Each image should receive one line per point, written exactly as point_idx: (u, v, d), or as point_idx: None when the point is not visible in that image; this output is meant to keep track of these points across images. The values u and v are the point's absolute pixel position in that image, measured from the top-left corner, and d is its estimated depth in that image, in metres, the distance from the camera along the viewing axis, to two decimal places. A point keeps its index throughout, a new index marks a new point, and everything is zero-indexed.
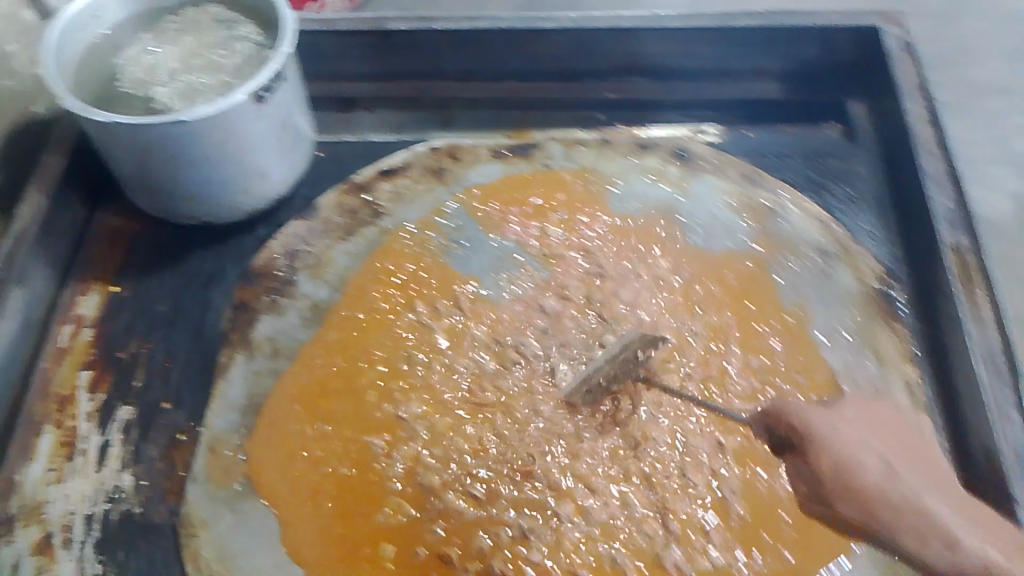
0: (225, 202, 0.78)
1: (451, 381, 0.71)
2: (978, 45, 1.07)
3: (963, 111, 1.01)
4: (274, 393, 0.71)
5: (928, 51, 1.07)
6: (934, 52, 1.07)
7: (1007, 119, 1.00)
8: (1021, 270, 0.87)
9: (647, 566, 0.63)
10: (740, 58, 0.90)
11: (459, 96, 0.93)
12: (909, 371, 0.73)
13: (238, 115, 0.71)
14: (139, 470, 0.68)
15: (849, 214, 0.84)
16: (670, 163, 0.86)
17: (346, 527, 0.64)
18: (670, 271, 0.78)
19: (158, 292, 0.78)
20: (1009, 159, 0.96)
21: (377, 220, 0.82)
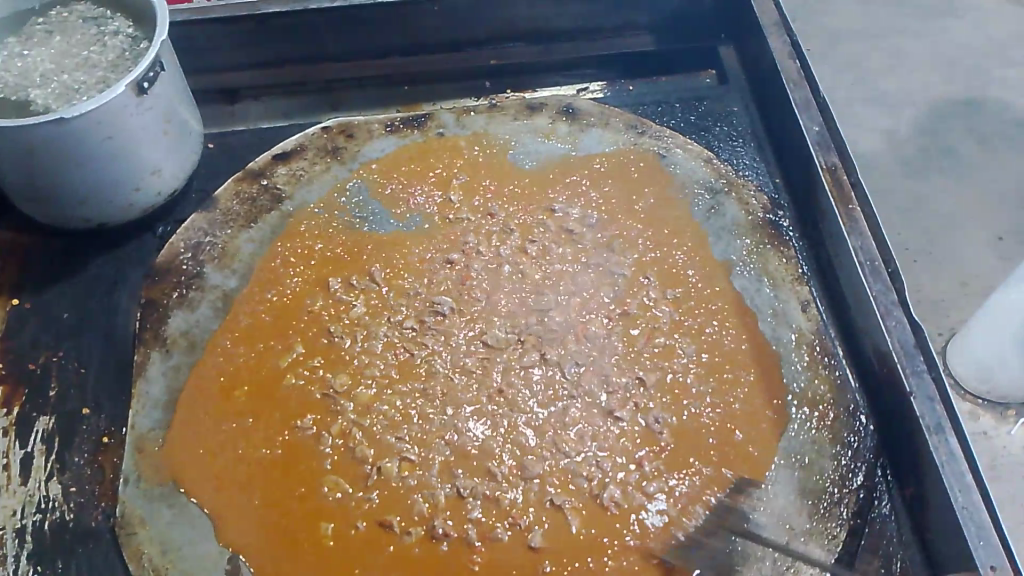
0: (120, 202, 0.77)
1: (370, 352, 0.72)
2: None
3: (828, 58, 1.14)
4: (193, 386, 0.71)
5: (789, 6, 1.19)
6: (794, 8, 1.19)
7: (866, 61, 1.13)
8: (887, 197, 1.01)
9: (585, 504, 0.65)
10: (612, 14, 0.94)
11: (345, 76, 0.94)
12: (802, 291, 0.77)
13: (120, 108, 0.70)
14: (66, 479, 0.67)
15: (730, 150, 0.89)
16: (558, 120, 0.89)
17: (284, 511, 0.65)
18: (571, 221, 0.81)
19: (62, 300, 0.77)
20: (869, 98, 1.10)
21: (278, 204, 0.82)
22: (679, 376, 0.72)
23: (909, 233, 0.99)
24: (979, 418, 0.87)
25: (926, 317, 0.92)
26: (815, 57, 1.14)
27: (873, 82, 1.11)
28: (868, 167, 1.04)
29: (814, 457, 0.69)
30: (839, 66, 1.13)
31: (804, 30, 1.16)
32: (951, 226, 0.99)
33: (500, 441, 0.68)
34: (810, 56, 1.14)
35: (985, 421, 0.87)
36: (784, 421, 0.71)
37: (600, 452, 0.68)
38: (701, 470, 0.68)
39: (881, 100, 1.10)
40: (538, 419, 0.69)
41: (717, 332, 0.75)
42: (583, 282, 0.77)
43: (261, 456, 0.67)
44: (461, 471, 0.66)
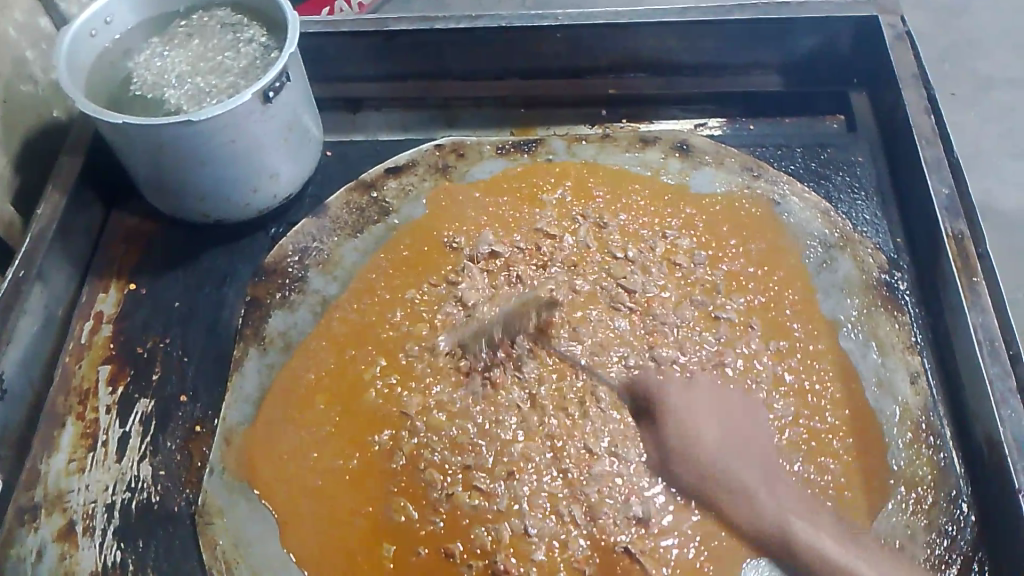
0: (237, 201, 0.80)
1: (452, 373, 0.73)
2: (979, 41, 1.12)
3: (968, 105, 1.06)
4: (282, 387, 0.73)
5: (933, 48, 1.13)
6: (937, 51, 1.12)
7: (1013, 114, 1.05)
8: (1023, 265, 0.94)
9: (649, 561, 0.64)
10: (737, 51, 0.92)
11: (463, 96, 0.96)
12: (912, 361, 0.73)
13: (245, 115, 0.73)
14: (157, 461, 0.71)
15: (850, 203, 0.84)
16: (671, 156, 0.87)
17: (347, 527, 0.66)
18: (672, 261, 0.79)
19: (174, 290, 0.81)
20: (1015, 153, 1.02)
21: (384, 217, 0.84)
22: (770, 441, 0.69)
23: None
24: None
25: None
26: (956, 105, 1.07)
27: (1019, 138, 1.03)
28: (1005, 228, 0.96)
29: (903, 541, 0.65)
30: (983, 116, 1.05)
31: (947, 75, 1.10)
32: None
33: (570, 479, 0.67)
34: (952, 104, 1.07)
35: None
36: (875, 501, 0.66)
37: (675, 511, 0.66)
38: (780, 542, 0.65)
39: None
40: (611, 465, 0.68)
41: (812, 394, 0.72)
42: (677, 327, 0.75)
43: (333, 466, 0.69)
44: (526, 502, 0.66)
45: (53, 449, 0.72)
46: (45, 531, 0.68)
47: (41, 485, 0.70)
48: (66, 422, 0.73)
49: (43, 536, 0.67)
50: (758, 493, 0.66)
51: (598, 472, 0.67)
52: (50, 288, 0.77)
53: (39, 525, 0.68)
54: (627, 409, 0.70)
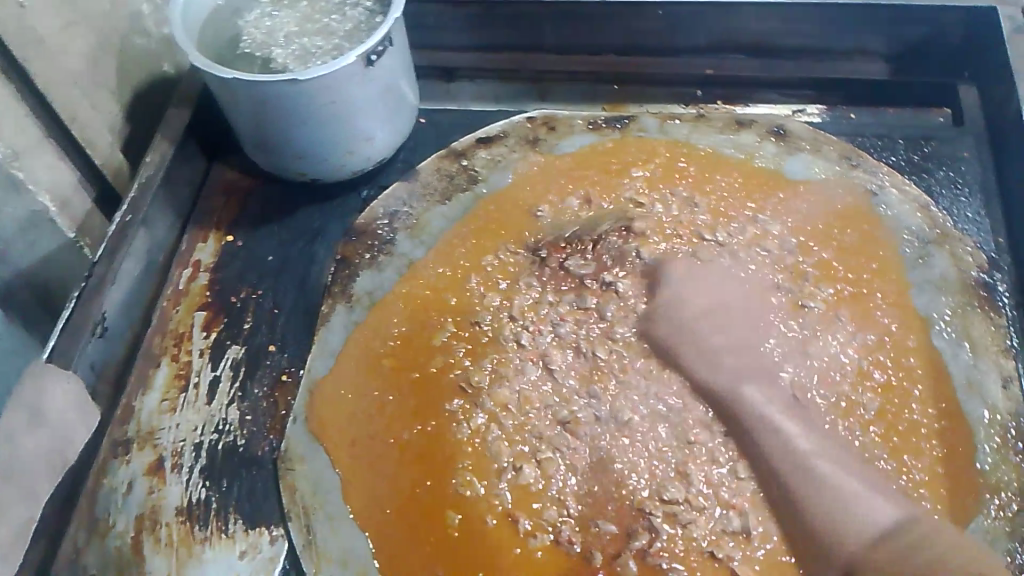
0: (333, 161, 0.82)
1: (529, 343, 0.73)
2: None
3: None
4: (364, 346, 0.75)
5: None
6: None
7: None
8: None
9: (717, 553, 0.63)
10: (841, 36, 0.90)
11: (556, 70, 0.96)
12: (1006, 364, 0.70)
13: (347, 76, 0.75)
14: (244, 407, 0.74)
15: (952, 200, 0.81)
16: (766, 140, 0.85)
17: (415, 490, 0.67)
18: (761, 246, 0.78)
19: (267, 244, 0.84)
20: None
21: (473, 185, 0.85)
22: (854, 437, 0.68)
23: None
24: None
25: None
26: None
27: None
28: None
29: (983, 547, 0.62)
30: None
31: None
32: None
33: (644, 458, 0.67)
34: None
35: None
36: (959, 511, 0.64)
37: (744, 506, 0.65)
38: None
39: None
40: (683, 449, 0.67)
41: (894, 394, 0.70)
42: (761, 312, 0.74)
43: (402, 434, 0.70)
44: (598, 478, 0.67)
45: (147, 388, 0.76)
46: (136, 465, 0.72)
47: (134, 421, 0.74)
48: (161, 363, 0.77)
49: (134, 470, 0.71)
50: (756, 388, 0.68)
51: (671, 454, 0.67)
52: (153, 234, 0.81)
53: (131, 459, 0.72)
54: (705, 390, 0.70)
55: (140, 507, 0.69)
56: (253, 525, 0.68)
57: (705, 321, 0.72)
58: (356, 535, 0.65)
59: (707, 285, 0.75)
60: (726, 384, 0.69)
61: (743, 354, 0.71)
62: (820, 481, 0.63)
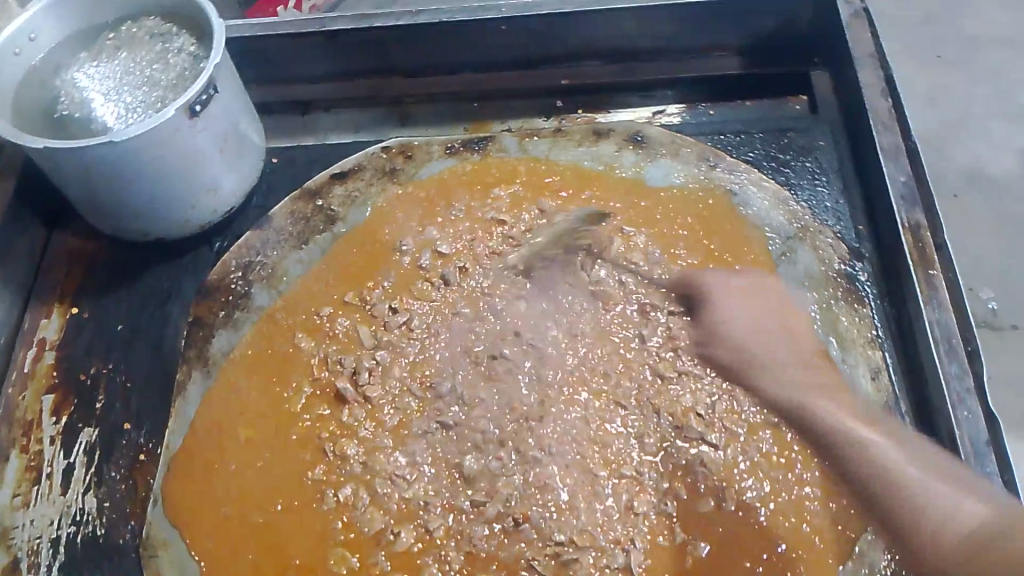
0: (175, 219, 0.78)
1: (397, 389, 0.71)
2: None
3: (957, 67, 1.01)
4: (225, 414, 0.71)
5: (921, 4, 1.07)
6: (925, 7, 1.07)
7: (1009, 72, 1.00)
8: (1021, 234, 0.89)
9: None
10: (694, 36, 0.89)
11: (415, 92, 0.93)
12: (873, 356, 0.71)
13: (171, 130, 0.71)
14: (101, 492, 0.69)
15: (812, 191, 0.81)
16: (625, 148, 0.84)
17: (283, 564, 0.64)
18: (628, 259, 0.76)
19: (118, 312, 0.79)
20: (1012, 114, 0.97)
21: (331, 225, 0.81)
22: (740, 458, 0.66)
23: None
24: None
25: None
26: (943, 65, 1.02)
27: (1014, 95, 0.98)
28: (997, 195, 0.92)
29: (862, 545, 0.63)
30: (967, 78, 1.00)
31: (936, 33, 1.04)
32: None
33: (522, 492, 0.65)
34: (941, 64, 1.02)
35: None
36: (840, 513, 0.64)
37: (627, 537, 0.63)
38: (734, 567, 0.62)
39: (1018, 116, 0.97)
40: (559, 480, 0.65)
41: (767, 398, 0.68)
42: (633, 326, 0.72)
43: (261, 514, 0.66)
44: (474, 520, 0.64)
45: None
46: None
47: None
48: (10, 456, 0.72)
49: None
50: (780, 357, 0.68)
51: (547, 484, 0.65)
52: None
53: None
54: (584, 418, 0.68)
55: None
56: None
57: (745, 320, 0.69)
58: None
59: (752, 297, 0.71)
60: (793, 397, 0.66)
61: (756, 325, 0.69)
62: (919, 503, 0.55)
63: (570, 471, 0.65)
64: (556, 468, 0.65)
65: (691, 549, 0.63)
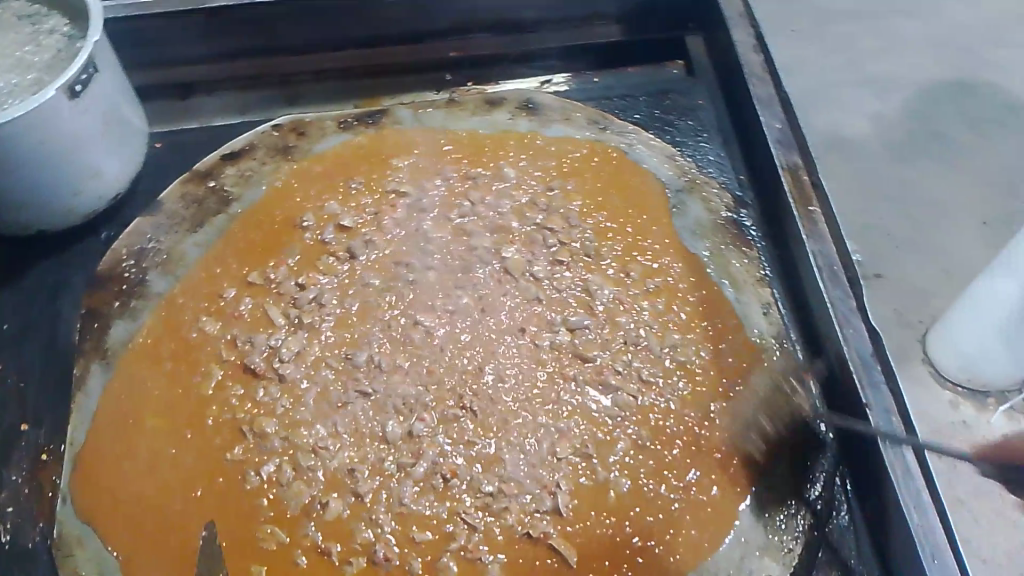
0: (59, 207, 0.74)
1: (311, 363, 0.70)
2: None
3: (813, 37, 1.08)
4: (131, 404, 0.69)
5: None
6: None
7: (861, 43, 1.08)
8: (882, 185, 0.97)
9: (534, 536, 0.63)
10: (575, 6, 0.91)
11: (301, 70, 0.91)
12: (764, 292, 0.76)
13: (52, 111, 0.68)
14: (2, 496, 0.66)
15: (697, 146, 0.85)
16: (518, 115, 0.87)
17: (209, 548, 0.62)
18: (528, 220, 0.79)
19: (2, 309, 0.75)
20: (866, 82, 1.05)
21: (226, 207, 0.80)
22: (654, 399, 0.69)
23: (899, 222, 0.94)
24: (958, 406, 0.82)
25: (913, 305, 0.89)
26: (801, 37, 1.09)
27: (858, 66, 1.06)
28: (856, 154, 0.99)
29: (768, 465, 0.67)
30: (827, 47, 1.07)
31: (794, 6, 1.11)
32: (940, 210, 0.95)
33: (448, 449, 0.66)
34: (799, 36, 1.09)
35: (966, 411, 0.82)
36: (748, 439, 0.68)
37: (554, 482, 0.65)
38: (656, 500, 0.65)
39: (871, 83, 1.05)
40: (482, 436, 0.66)
41: (673, 340, 0.72)
42: (543, 282, 0.75)
43: (181, 500, 0.64)
44: (403, 482, 0.64)
45: None
46: None
47: None
48: None
49: None
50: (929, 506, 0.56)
51: (470, 440, 0.66)
52: None
53: None
54: (502, 375, 0.69)
55: None
56: None
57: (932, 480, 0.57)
58: None
59: None
60: None
61: None
62: None
63: (493, 425, 0.67)
64: (479, 425, 0.67)
65: (616, 487, 0.65)
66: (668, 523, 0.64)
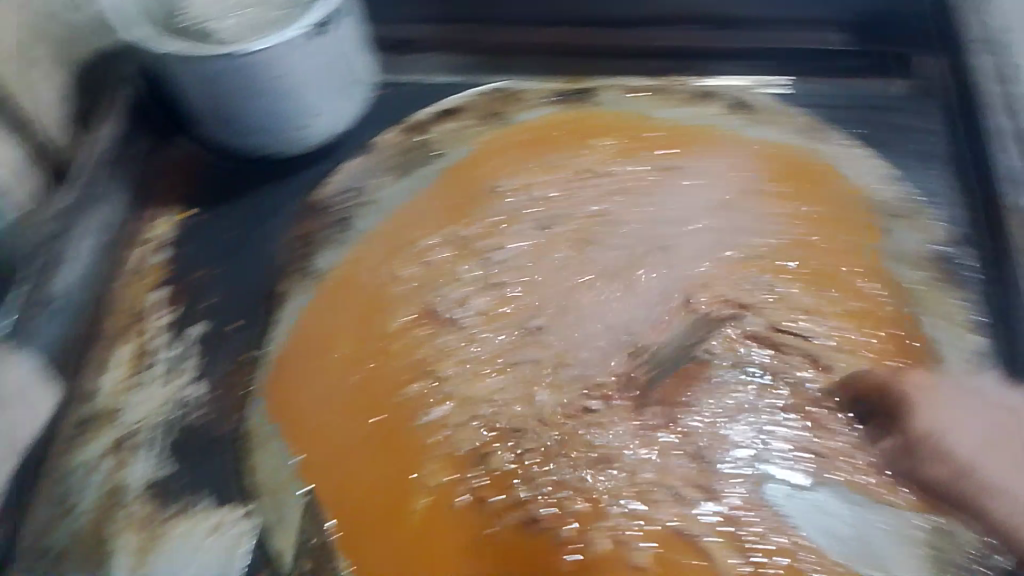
0: (289, 138, 0.81)
1: (490, 320, 0.73)
2: None
3: None
4: (325, 327, 0.74)
5: None
6: None
7: None
8: None
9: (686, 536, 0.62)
10: (806, 4, 0.90)
11: (516, 41, 0.94)
12: (971, 340, 0.69)
13: (298, 50, 0.74)
14: (209, 384, 0.71)
15: (915, 170, 0.81)
16: (728, 112, 0.87)
17: (379, 476, 0.66)
18: (721, 221, 0.79)
19: (225, 223, 0.82)
20: None
21: (432, 159, 0.84)
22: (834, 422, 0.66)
23: None
24: None
25: None
26: None
27: None
28: None
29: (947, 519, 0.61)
30: None
31: None
32: None
33: (617, 429, 0.67)
34: None
35: None
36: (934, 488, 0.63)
37: (715, 481, 0.64)
38: (821, 523, 0.62)
39: None
40: (647, 422, 0.67)
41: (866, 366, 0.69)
42: (731, 285, 0.74)
43: (358, 425, 0.69)
44: (566, 453, 0.66)
45: (103, 370, 0.73)
46: (94, 448, 0.68)
47: (92, 403, 0.71)
48: (118, 344, 0.74)
49: (93, 451, 0.68)
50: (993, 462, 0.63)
51: (637, 424, 0.67)
52: (104, 212, 0.79)
53: (91, 441, 0.69)
54: (677, 364, 0.70)
55: (99, 489, 0.66)
56: (218, 503, 0.65)
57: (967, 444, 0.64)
58: (315, 518, 0.64)
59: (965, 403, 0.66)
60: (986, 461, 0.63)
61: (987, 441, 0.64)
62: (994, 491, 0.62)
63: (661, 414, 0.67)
64: (646, 411, 0.67)
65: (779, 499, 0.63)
66: (829, 551, 0.61)
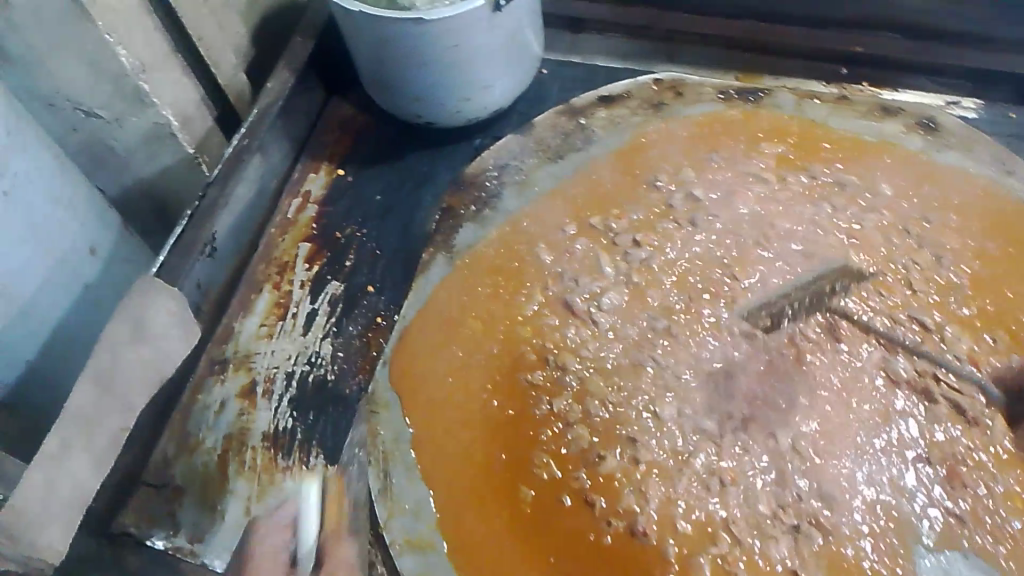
0: (450, 107, 0.81)
1: (624, 321, 0.72)
2: None
3: None
4: (459, 301, 0.75)
5: None
6: None
7: None
8: None
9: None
10: None
11: (689, 31, 0.90)
12: None
13: (474, 21, 0.73)
14: (338, 343, 0.75)
15: None
16: (912, 132, 0.79)
17: (489, 458, 0.67)
18: (886, 250, 0.73)
19: (376, 184, 0.84)
20: None
21: (588, 146, 0.82)
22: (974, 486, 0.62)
23: None
24: None
25: None
26: None
27: None
28: None
29: None
30: None
31: None
32: None
33: (738, 456, 0.64)
34: None
35: None
36: None
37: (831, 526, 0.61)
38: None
39: None
40: (770, 452, 0.64)
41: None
42: (883, 321, 0.69)
43: (477, 404, 0.69)
44: (679, 471, 0.64)
45: (248, 313, 0.77)
46: (230, 386, 0.73)
47: (233, 342, 0.76)
48: (263, 290, 0.78)
49: (228, 390, 0.73)
50: None
51: (760, 454, 0.64)
52: (267, 159, 0.82)
53: (226, 379, 0.74)
54: (814, 398, 0.66)
55: (228, 429, 0.71)
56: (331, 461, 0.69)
57: None
58: (425, 490, 0.66)
59: None
60: None
61: None
62: None
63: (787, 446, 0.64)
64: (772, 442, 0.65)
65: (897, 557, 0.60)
66: None
